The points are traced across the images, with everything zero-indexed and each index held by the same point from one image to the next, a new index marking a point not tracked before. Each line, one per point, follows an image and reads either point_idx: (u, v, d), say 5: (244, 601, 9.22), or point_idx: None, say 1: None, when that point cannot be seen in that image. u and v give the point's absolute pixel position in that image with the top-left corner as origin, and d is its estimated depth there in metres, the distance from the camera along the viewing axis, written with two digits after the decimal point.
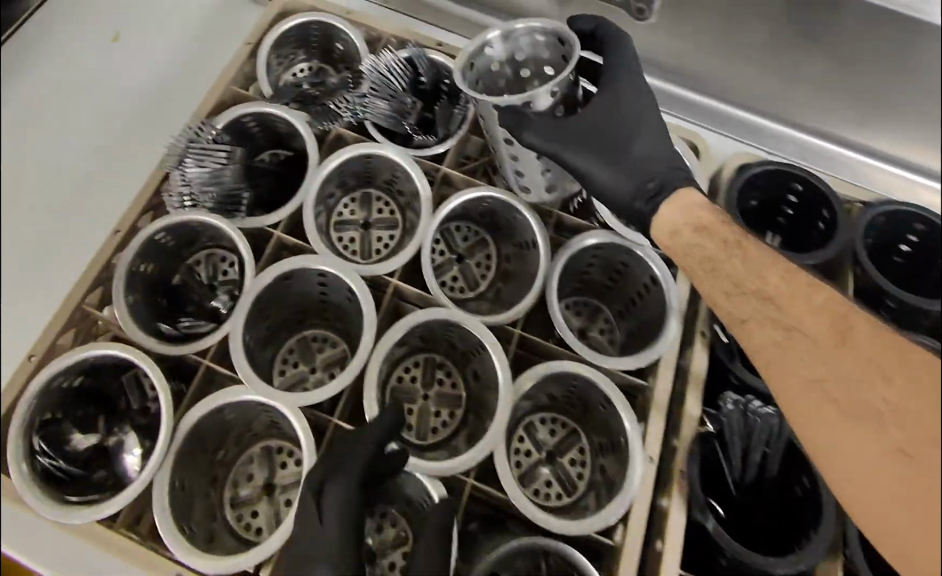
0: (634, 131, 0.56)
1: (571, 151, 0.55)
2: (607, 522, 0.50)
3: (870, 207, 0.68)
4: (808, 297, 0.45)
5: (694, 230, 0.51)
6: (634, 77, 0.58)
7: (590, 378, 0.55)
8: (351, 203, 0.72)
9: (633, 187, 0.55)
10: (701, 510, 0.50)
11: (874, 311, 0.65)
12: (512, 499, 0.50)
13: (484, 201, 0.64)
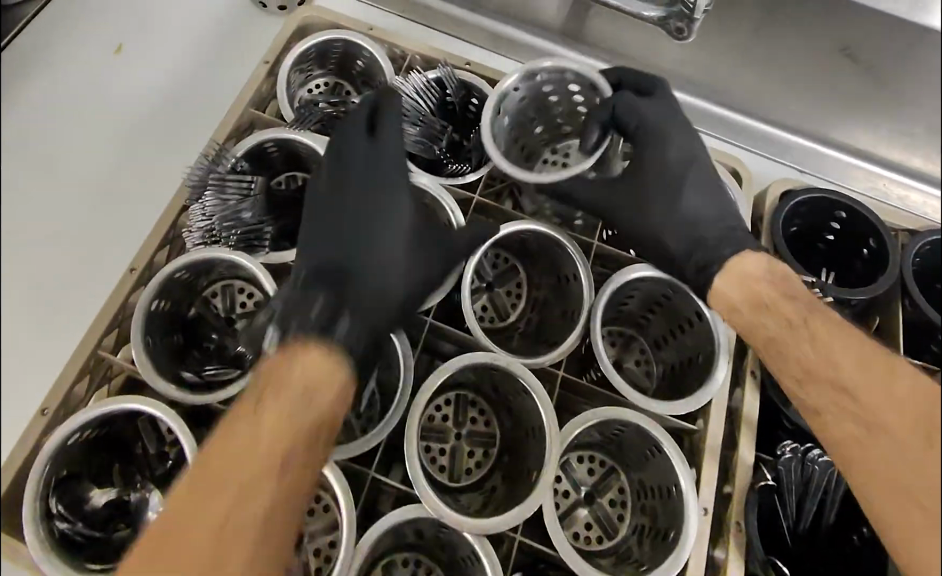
0: (677, 189, 0.56)
1: (617, 209, 0.58)
2: None
3: (916, 236, 0.65)
4: (887, 385, 0.41)
5: (754, 306, 0.49)
6: (663, 123, 0.56)
7: (641, 425, 0.51)
8: None
9: (679, 248, 0.55)
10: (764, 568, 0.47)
11: (925, 346, 0.61)
12: (562, 555, 0.46)
13: (522, 233, 0.61)
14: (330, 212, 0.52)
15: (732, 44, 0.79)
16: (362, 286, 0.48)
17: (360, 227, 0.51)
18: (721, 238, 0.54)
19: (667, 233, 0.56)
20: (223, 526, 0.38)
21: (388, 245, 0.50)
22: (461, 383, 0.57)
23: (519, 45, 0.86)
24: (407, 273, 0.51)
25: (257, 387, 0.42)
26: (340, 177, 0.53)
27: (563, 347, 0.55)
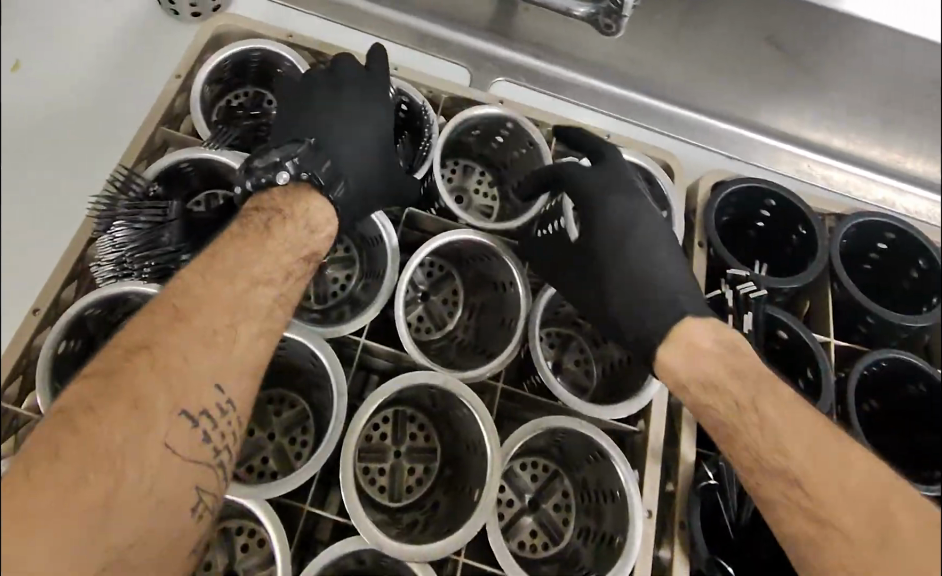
0: (619, 254, 0.54)
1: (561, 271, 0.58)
2: None
3: (844, 220, 0.65)
4: (843, 479, 0.44)
5: (695, 373, 0.49)
6: (605, 186, 0.56)
7: (584, 432, 0.50)
8: None
9: (621, 316, 0.54)
10: (709, 567, 0.46)
11: (854, 327, 0.62)
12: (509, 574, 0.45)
13: (456, 244, 0.60)
14: (315, 105, 0.57)
15: (659, 36, 0.80)
16: (346, 156, 0.55)
17: (341, 125, 0.56)
18: (665, 308, 0.52)
19: (607, 299, 0.55)
20: (229, 328, 0.45)
21: (367, 119, 0.57)
22: (397, 400, 0.55)
23: (448, 45, 0.84)
24: (378, 160, 0.57)
25: (269, 213, 0.50)
26: (326, 83, 0.59)
27: (501, 357, 0.54)
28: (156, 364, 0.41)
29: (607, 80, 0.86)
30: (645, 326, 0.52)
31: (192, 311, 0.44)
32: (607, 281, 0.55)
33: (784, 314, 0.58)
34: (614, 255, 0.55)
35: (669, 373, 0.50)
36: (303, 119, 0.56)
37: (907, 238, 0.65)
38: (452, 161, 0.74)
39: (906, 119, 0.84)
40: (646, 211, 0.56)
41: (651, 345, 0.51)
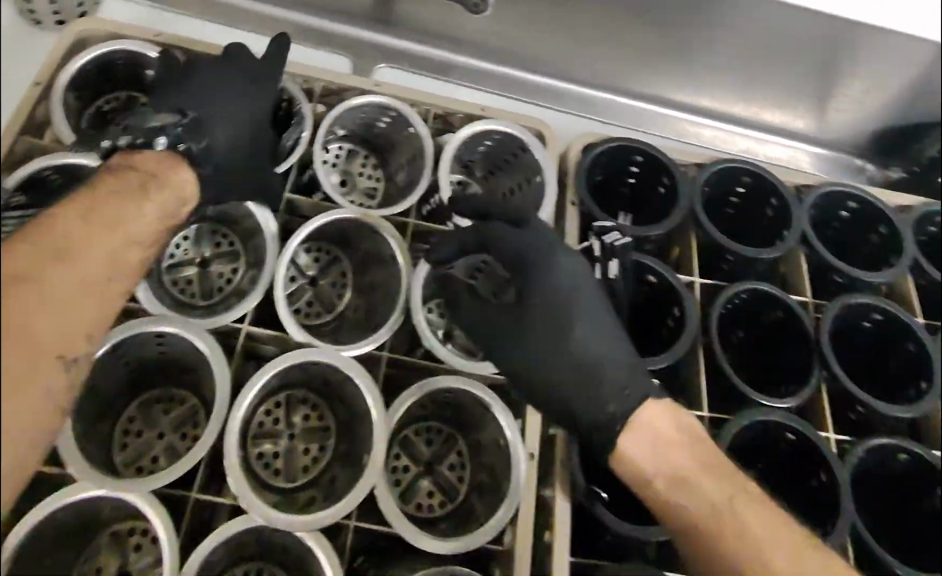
0: (561, 338, 0.52)
1: (492, 346, 0.54)
2: (497, 527, 0.47)
3: (704, 167, 0.69)
4: None
5: (663, 466, 0.50)
6: (545, 254, 0.54)
7: (467, 387, 0.53)
8: (184, 242, 0.66)
9: (574, 393, 0.51)
10: (587, 497, 0.50)
11: (718, 266, 0.66)
12: (396, 528, 0.47)
13: (334, 224, 0.61)
14: (207, 83, 0.57)
15: (530, 12, 0.83)
16: (221, 141, 0.56)
17: (225, 108, 0.57)
18: (620, 385, 0.51)
19: (554, 377, 0.52)
20: (106, 278, 0.45)
21: (251, 105, 0.58)
22: (286, 382, 0.56)
23: (325, 34, 0.84)
24: (251, 150, 0.58)
25: (142, 176, 0.49)
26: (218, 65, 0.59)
27: (385, 328, 0.55)
28: (39, 298, 0.40)
29: (485, 60, 0.88)
30: (602, 406, 0.51)
31: (72, 253, 0.43)
32: (555, 359, 0.52)
33: (651, 259, 0.62)
34: (563, 332, 0.52)
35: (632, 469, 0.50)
36: (188, 96, 0.56)
37: (761, 180, 0.69)
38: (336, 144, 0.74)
39: (764, 76, 0.89)
40: (588, 281, 0.54)
41: (613, 433, 0.50)
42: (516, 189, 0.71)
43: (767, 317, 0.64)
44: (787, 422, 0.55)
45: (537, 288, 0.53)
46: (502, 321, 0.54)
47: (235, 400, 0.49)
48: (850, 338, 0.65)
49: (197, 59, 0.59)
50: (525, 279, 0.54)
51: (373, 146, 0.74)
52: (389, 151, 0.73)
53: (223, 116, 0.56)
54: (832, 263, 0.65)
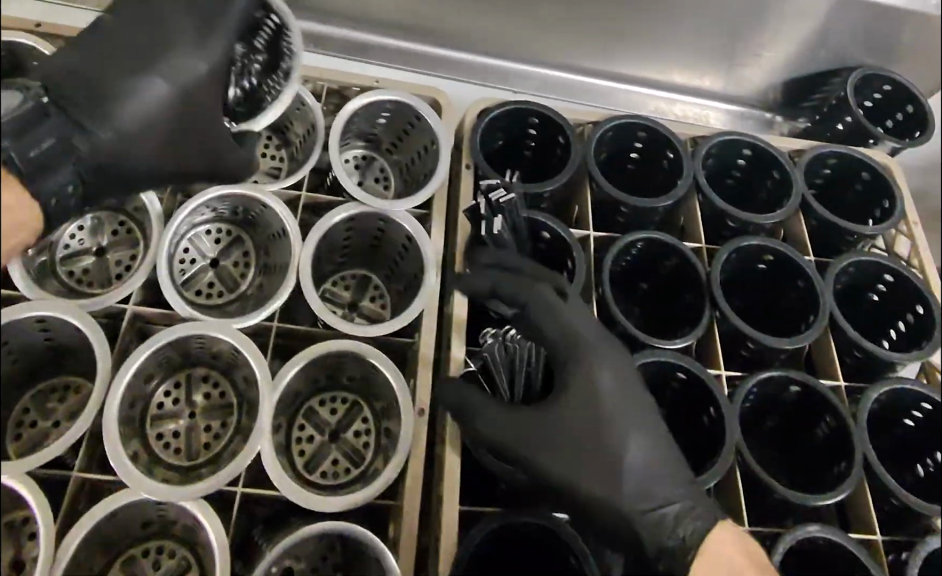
0: (619, 451, 0.49)
1: (531, 451, 0.49)
2: (385, 483, 0.48)
3: (599, 124, 0.69)
4: None
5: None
6: (599, 351, 0.51)
7: (360, 352, 0.52)
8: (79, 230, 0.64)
9: (624, 502, 0.48)
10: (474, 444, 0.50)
11: (613, 220, 0.67)
12: (280, 488, 0.47)
13: (223, 201, 0.61)
14: (126, 45, 0.52)
15: None
16: (124, 120, 0.51)
17: (131, 86, 0.51)
18: (680, 503, 0.49)
19: (606, 489, 0.49)
20: None
21: (168, 85, 0.52)
22: (179, 360, 0.56)
23: None
24: (165, 135, 0.53)
25: None
26: (152, 21, 0.53)
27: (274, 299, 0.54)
28: None
29: (389, 36, 0.88)
30: (656, 519, 0.48)
31: None
32: (609, 470, 0.49)
33: (546, 215, 0.62)
34: (618, 444, 0.49)
35: None
36: (99, 62, 0.51)
37: (654, 135, 0.70)
38: None
39: (669, 35, 0.90)
40: (640, 386, 0.51)
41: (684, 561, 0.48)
42: (418, 158, 0.69)
43: (664, 266, 0.66)
44: (683, 363, 0.57)
45: (588, 390, 0.50)
46: (551, 427, 0.50)
47: (116, 375, 0.49)
48: (743, 280, 0.69)
49: (103, 19, 0.53)
50: (574, 377, 0.51)
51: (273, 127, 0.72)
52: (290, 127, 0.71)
53: (132, 90, 0.51)
54: (724, 209, 0.66)
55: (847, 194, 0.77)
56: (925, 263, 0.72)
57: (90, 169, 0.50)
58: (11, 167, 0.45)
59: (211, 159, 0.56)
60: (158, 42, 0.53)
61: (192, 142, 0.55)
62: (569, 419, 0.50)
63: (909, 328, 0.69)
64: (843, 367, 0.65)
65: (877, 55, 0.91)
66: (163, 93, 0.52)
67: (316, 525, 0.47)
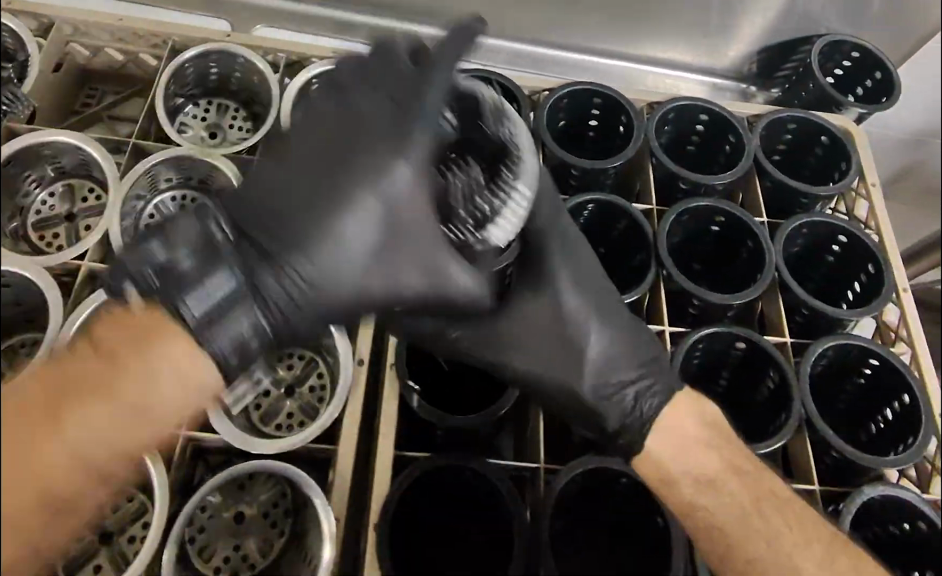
0: (571, 345, 0.49)
1: (504, 353, 0.50)
2: (321, 427, 0.50)
3: (554, 91, 0.70)
4: (812, 525, 0.48)
5: (698, 463, 0.48)
6: (569, 249, 0.51)
7: None
8: (51, 197, 0.65)
9: (593, 391, 0.49)
10: (408, 389, 0.51)
11: (566, 183, 0.68)
12: (219, 431, 0.51)
13: (181, 164, 0.62)
14: (304, 181, 0.41)
15: None
16: (327, 262, 0.40)
17: (307, 219, 0.40)
18: (639, 385, 0.50)
19: (575, 377, 0.49)
20: (77, 491, 0.36)
21: (370, 207, 0.40)
22: None
23: None
24: (371, 256, 0.41)
25: (103, 358, 0.36)
26: (353, 119, 0.42)
27: None
28: None
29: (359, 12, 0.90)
30: (625, 403, 0.49)
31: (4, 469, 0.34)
32: (577, 359, 0.49)
33: None
34: (573, 338, 0.49)
35: (663, 472, 0.48)
36: (272, 201, 0.41)
37: (609, 102, 0.71)
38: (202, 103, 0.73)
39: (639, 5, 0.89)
40: (598, 271, 0.52)
41: (637, 436, 0.49)
42: None
43: (615, 229, 0.67)
44: None
45: (558, 290, 0.50)
46: (526, 325, 0.49)
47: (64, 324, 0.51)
48: (696, 242, 0.70)
49: (261, 185, 0.42)
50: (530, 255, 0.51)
51: (233, 99, 0.73)
52: (253, 98, 0.71)
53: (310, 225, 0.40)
54: (675, 171, 0.67)
55: (809, 159, 0.78)
56: (882, 225, 0.73)
57: (282, 320, 0.41)
58: (178, 314, 0.38)
59: (432, 279, 0.42)
60: (379, 146, 0.40)
61: (406, 253, 0.42)
62: (528, 316, 0.49)
63: (862, 288, 0.69)
64: (792, 324, 0.67)
65: (848, 22, 0.90)
66: (365, 205, 0.40)
67: (244, 462, 0.49)
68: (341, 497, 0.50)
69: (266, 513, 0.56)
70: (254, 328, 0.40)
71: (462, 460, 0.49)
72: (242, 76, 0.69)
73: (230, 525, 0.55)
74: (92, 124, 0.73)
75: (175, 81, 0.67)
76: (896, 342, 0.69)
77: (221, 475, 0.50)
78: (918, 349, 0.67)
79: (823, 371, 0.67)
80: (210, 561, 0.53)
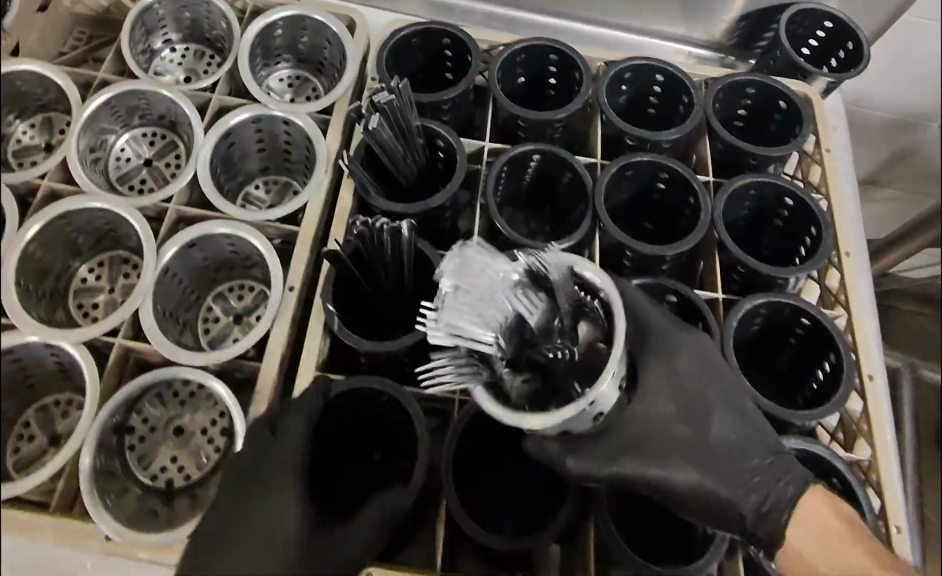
0: (703, 437, 0.51)
1: (683, 430, 0.51)
2: (243, 347, 0.54)
3: (510, 46, 0.73)
4: None
5: (830, 549, 0.52)
6: (678, 334, 0.53)
7: (240, 233, 0.59)
8: (32, 129, 0.69)
9: (726, 488, 0.50)
10: (327, 312, 0.54)
11: (515, 134, 0.71)
12: (152, 342, 0.53)
13: (138, 95, 0.66)
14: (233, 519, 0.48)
15: None
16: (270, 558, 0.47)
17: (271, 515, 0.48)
18: (768, 471, 0.51)
19: (705, 476, 0.50)
20: None
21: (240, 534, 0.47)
22: (94, 234, 0.61)
23: None
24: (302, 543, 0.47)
25: None
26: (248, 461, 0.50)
27: (176, 182, 0.60)
28: None
29: None
30: (757, 492, 0.50)
31: None
32: (704, 455, 0.51)
33: (438, 125, 0.66)
34: (703, 428, 0.51)
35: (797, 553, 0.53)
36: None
37: (565, 58, 0.73)
38: (176, 47, 0.76)
39: None
40: (714, 353, 0.54)
41: (780, 521, 0.50)
42: (338, 76, 0.74)
43: (562, 181, 0.70)
44: None
45: (679, 378, 0.52)
46: (655, 420, 0.50)
47: (21, 232, 0.55)
48: (644, 200, 0.72)
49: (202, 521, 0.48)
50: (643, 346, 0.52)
51: (205, 44, 0.77)
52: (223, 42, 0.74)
53: (250, 575, 0.47)
54: (621, 127, 0.69)
55: (770, 125, 0.77)
56: (831, 190, 0.74)
57: None
58: None
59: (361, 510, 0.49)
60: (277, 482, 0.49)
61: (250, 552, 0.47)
62: (652, 405, 0.50)
63: (807, 251, 0.68)
64: (733, 282, 0.68)
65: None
66: (288, 529, 0.48)
67: (169, 368, 0.53)
68: (259, 406, 0.54)
69: (204, 431, 0.58)
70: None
71: (369, 381, 0.52)
72: (209, 18, 0.73)
73: (172, 439, 0.57)
74: (78, 63, 0.75)
75: (144, 24, 0.71)
76: (834, 306, 0.69)
77: (142, 381, 0.52)
78: (854, 313, 0.67)
79: (758, 332, 0.66)
80: (149, 468, 0.56)
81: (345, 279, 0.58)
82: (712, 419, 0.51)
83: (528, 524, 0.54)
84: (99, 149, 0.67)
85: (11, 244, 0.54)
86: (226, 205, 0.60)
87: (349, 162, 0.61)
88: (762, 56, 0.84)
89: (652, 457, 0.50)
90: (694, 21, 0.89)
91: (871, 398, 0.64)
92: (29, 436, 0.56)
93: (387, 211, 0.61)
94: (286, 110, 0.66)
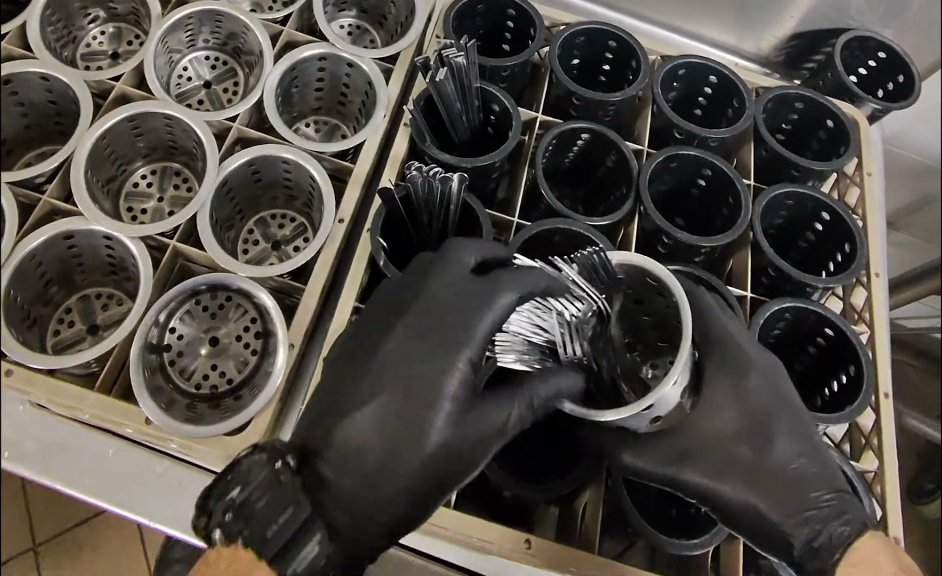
0: (764, 456, 0.51)
1: (745, 451, 0.52)
2: (281, 272, 0.56)
3: (571, 27, 0.74)
4: None
5: None
6: (757, 359, 0.54)
7: (297, 160, 0.61)
8: (102, 35, 0.70)
9: (775, 510, 0.50)
10: (376, 248, 0.56)
11: (567, 111, 0.73)
12: (209, 250, 0.56)
13: (212, 16, 0.68)
14: (351, 393, 0.48)
15: None
16: (363, 435, 0.47)
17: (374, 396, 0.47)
18: (828, 507, 0.50)
19: (763, 500, 0.50)
20: None
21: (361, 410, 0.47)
22: (154, 142, 0.63)
23: None
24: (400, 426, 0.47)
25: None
26: (371, 351, 0.49)
27: (238, 106, 0.62)
28: None
29: None
30: (810, 526, 0.50)
31: None
32: (764, 478, 0.51)
33: (497, 90, 0.68)
34: (764, 445, 0.52)
35: None
36: (348, 468, 0.47)
37: (624, 45, 0.75)
38: None
39: None
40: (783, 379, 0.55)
41: (829, 560, 0.50)
42: (401, 31, 0.75)
43: (606, 163, 0.72)
44: (586, 234, 0.62)
45: (749, 397, 0.53)
46: (714, 441, 0.52)
47: (94, 126, 0.57)
48: (682, 195, 0.74)
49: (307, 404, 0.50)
50: (718, 354, 0.54)
51: None
52: None
53: (353, 451, 0.47)
54: (673, 119, 0.71)
55: (812, 142, 0.80)
56: (868, 214, 0.76)
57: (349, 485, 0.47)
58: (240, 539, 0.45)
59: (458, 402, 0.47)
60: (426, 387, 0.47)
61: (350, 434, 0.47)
62: (715, 416, 0.52)
63: (838, 265, 0.71)
64: (758, 285, 0.70)
65: (889, 24, 0.85)
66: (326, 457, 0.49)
67: (222, 275, 0.55)
68: (300, 322, 0.56)
69: (234, 343, 0.59)
70: (324, 556, 0.47)
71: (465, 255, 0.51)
72: None
73: (206, 347, 0.59)
74: None
75: None
76: (857, 322, 0.71)
77: (181, 287, 0.54)
78: (876, 331, 0.70)
79: (779, 333, 0.68)
80: (191, 377, 0.58)
81: (391, 221, 0.60)
82: (775, 439, 0.52)
83: (533, 479, 0.57)
84: (165, 64, 0.68)
85: (83, 136, 0.56)
86: (285, 132, 0.62)
87: (409, 111, 0.63)
88: (812, 76, 0.85)
89: (708, 469, 0.51)
90: (748, 32, 0.89)
91: (884, 413, 0.65)
92: (69, 322, 0.58)
93: (442, 163, 0.62)
94: (352, 53, 0.67)
